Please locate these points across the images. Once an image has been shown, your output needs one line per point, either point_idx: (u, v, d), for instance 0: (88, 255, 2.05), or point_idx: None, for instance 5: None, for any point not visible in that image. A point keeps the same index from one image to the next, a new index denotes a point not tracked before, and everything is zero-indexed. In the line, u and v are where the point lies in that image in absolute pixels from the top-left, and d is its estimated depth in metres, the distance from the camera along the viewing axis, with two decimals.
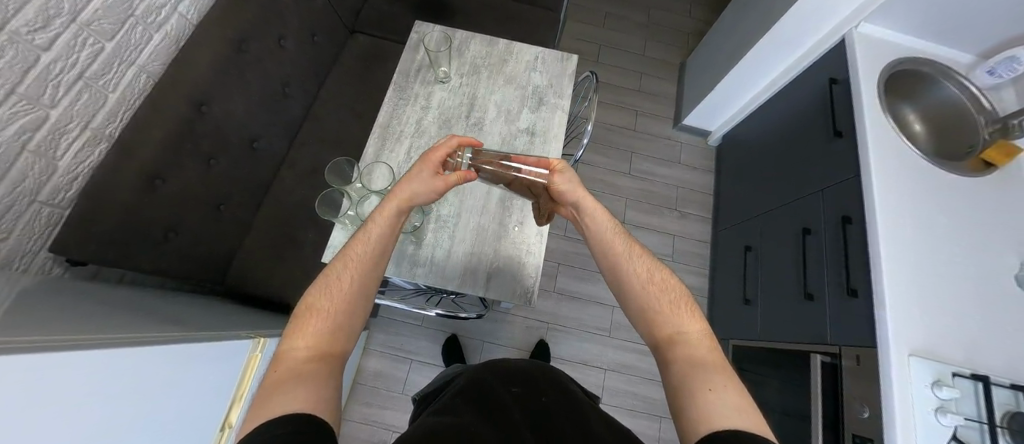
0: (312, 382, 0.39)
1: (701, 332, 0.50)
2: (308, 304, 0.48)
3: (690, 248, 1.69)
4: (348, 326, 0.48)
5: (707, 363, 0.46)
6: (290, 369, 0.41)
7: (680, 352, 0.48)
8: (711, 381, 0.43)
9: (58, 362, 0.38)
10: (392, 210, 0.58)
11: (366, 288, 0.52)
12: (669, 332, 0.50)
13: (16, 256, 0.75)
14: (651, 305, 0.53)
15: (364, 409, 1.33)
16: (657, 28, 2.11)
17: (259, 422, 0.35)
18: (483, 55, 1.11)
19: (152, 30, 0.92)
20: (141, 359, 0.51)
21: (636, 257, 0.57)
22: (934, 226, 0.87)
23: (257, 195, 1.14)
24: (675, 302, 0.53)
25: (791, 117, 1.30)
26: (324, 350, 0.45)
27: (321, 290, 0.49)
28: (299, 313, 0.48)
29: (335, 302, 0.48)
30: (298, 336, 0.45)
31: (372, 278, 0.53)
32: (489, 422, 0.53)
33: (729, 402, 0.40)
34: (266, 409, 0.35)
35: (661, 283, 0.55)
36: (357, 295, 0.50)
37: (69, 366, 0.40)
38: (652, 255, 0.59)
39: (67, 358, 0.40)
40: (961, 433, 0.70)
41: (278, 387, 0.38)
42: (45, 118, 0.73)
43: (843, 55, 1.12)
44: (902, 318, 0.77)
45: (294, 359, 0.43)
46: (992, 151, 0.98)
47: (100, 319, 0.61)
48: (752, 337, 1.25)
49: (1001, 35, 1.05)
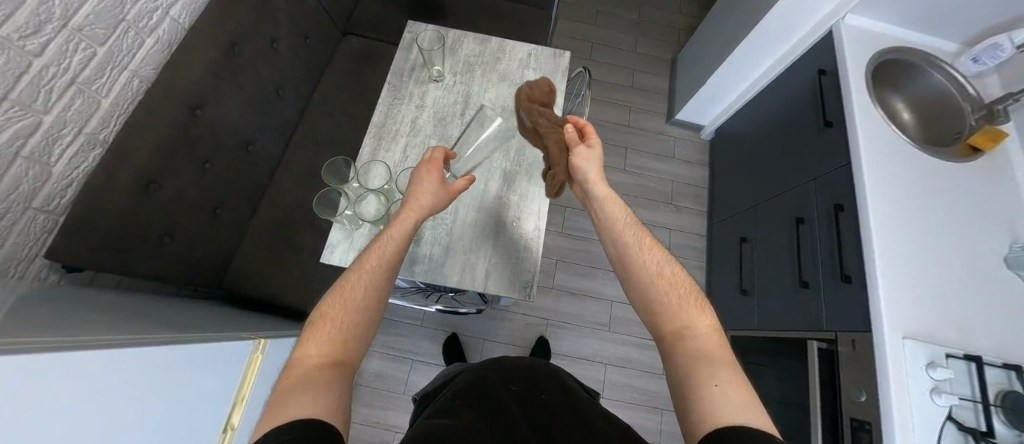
0: (322, 388, 0.40)
1: (709, 328, 0.51)
2: (322, 312, 0.49)
3: (686, 241, 1.70)
4: (361, 334, 0.49)
5: (714, 357, 0.46)
6: (303, 375, 0.42)
7: (687, 346, 0.48)
8: (718, 376, 0.43)
9: (35, 366, 0.37)
10: (409, 225, 0.61)
11: (380, 298, 0.53)
12: (677, 326, 0.51)
13: (12, 263, 0.74)
14: (659, 298, 0.54)
15: (366, 411, 1.33)
16: (648, 24, 2.13)
17: (269, 427, 0.35)
18: (476, 54, 1.12)
19: (144, 35, 0.91)
20: (125, 364, 0.50)
21: (648, 250, 0.58)
22: (925, 209, 0.89)
23: (252, 198, 1.15)
24: (683, 296, 0.54)
25: (783, 109, 1.31)
26: (337, 357, 0.45)
27: (338, 299, 0.50)
28: (314, 320, 0.49)
29: (347, 311, 0.49)
30: (309, 344, 0.46)
31: (384, 288, 0.54)
32: (489, 421, 0.53)
33: (735, 398, 0.40)
34: (279, 415, 0.36)
35: (672, 277, 0.56)
36: (369, 304, 0.51)
37: (45, 371, 0.38)
38: (664, 249, 0.60)
39: (41, 362, 0.38)
40: (956, 412, 0.71)
41: (289, 391, 0.39)
42: (38, 124, 0.73)
43: (831, 47, 1.13)
44: (894, 301, 0.79)
45: (308, 365, 0.43)
46: (979, 136, 1.00)
47: (97, 324, 0.61)
48: (750, 327, 1.26)
49: (983, 23, 1.07)
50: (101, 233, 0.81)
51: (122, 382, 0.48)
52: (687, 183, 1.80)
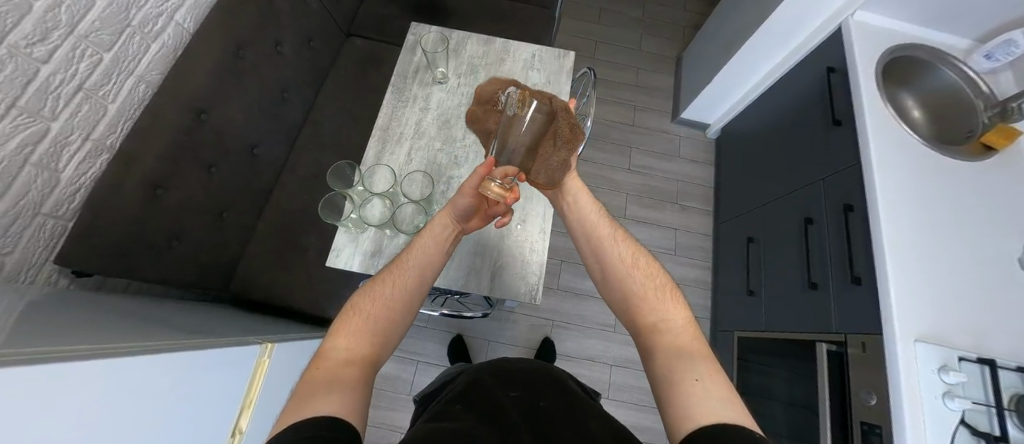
0: (347, 385, 0.41)
1: (683, 320, 0.53)
2: (355, 308, 0.52)
3: (691, 241, 1.69)
4: (385, 333, 0.51)
5: (691, 352, 0.47)
6: (330, 369, 0.43)
7: (665, 340, 0.49)
8: (697, 371, 0.44)
9: (50, 372, 0.37)
10: (444, 231, 0.64)
11: (409, 303, 0.56)
12: (653, 321, 0.53)
13: (23, 269, 0.75)
14: (635, 291, 0.56)
15: (372, 412, 1.34)
16: (653, 22, 2.10)
17: (295, 418, 0.36)
18: (479, 55, 1.11)
19: (149, 40, 0.91)
20: (144, 370, 0.51)
21: (620, 241, 0.63)
22: (938, 208, 0.88)
23: (258, 201, 1.15)
24: (658, 286, 0.57)
25: (791, 108, 1.30)
26: (362, 354, 0.47)
27: (369, 297, 0.53)
28: (345, 316, 0.51)
29: (378, 310, 0.52)
30: (339, 337, 0.48)
31: (414, 292, 0.57)
32: (488, 421, 0.53)
33: (713, 392, 0.40)
34: (304, 407, 0.36)
35: (645, 268, 0.60)
36: (398, 307, 0.54)
37: (66, 381, 0.39)
38: (634, 240, 0.64)
39: (58, 368, 0.38)
40: (969, 416, 0.70)
41: (316, 384, 0.40)
42: (46, 130, 0.73)
43: (841, 44, 1.11)
44: (906, 303, 0.78)
45: (336, 358, 0.45)
46: (991, 134, 0.98)
47: (108, 330, 0.61)
48: (757, 328, 1.26)
49: (997, 19, 1.05)
50: (110, 238, 0.81)
51: (136, 387, 0.49)
52: (693, 182, 1.79)
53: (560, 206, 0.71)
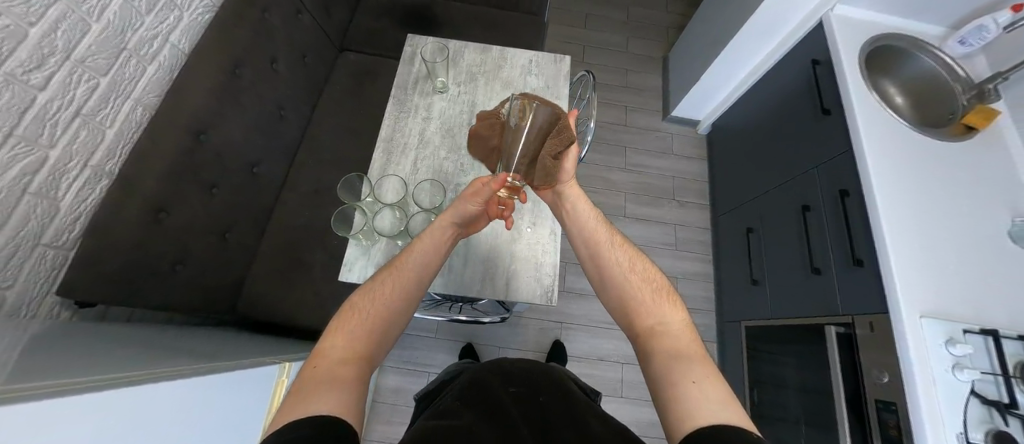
0: (343, 384, 0.40)
1: (681, 323, 0.54)
2: (353, 307, 0.51)
3: (691, 235, 1.72)
4: (381, 332, 0.50)
5: (688, 355, 0.48)
6: (327, 368, 0.42)
7: (660, 344, 0.50)
8: (694, 373, 0.44)
9: (54, 404, 0.35)
10: (444, 231, 0.64)
11: (407, 301, 0.55)
12: (651, 323, 0.53)
13: (24, 303, 0.72)
14: (633, 291, 0.58)
15: (386, 428, 1.31)
16: (638, 25, 2.16)
17: (290, 418, 0.35)
18: (477, 63, 1.13)
19: (146, 63, 0.90)
20: (153, 398, 0.49)
21: (618, 249, 0.64)
22: (927, 189, 0.91)
23: (260, 221, 1.14)
24: (656, 291, 0.58)
25: (779, 101, 1.34)
26: (359, 353, 0.46)
27: (368, 297, 0.52)
28: (342, 315, 0.50)
29: (376, 309, 0.51)
30: (336, 336, 0.47)
31: (412, 290, 0.56)
32: (489, 422, 0.52)
33: (710, 395, 0.41)
34: (300, 407, 0.36)
35: (642, 274, 0.61)
36: (395, 305, 0.53)
37: (71, 412, 0.37)
38: (632, 247, 0.65)
39: (61, 400, 0.36)
40: (978, 386, 0.73)
41: (314, 384, 0.39)
42: (45, 159, 0.71)
43: (823, 37, 1.16)
44: (908, 281, 0.80)
45: (333, 357, 0.44)
46: (971, 115, 1.03)
47: (119, 360, 0.59)
48: (764, 316, 1.28)
49: (968, 7, 1.10)
50: (113, 264, 0.79)
51: (149, 415, 0.47)
52: (688, 178, 1.83)
53: (559, 210, 0.72)
